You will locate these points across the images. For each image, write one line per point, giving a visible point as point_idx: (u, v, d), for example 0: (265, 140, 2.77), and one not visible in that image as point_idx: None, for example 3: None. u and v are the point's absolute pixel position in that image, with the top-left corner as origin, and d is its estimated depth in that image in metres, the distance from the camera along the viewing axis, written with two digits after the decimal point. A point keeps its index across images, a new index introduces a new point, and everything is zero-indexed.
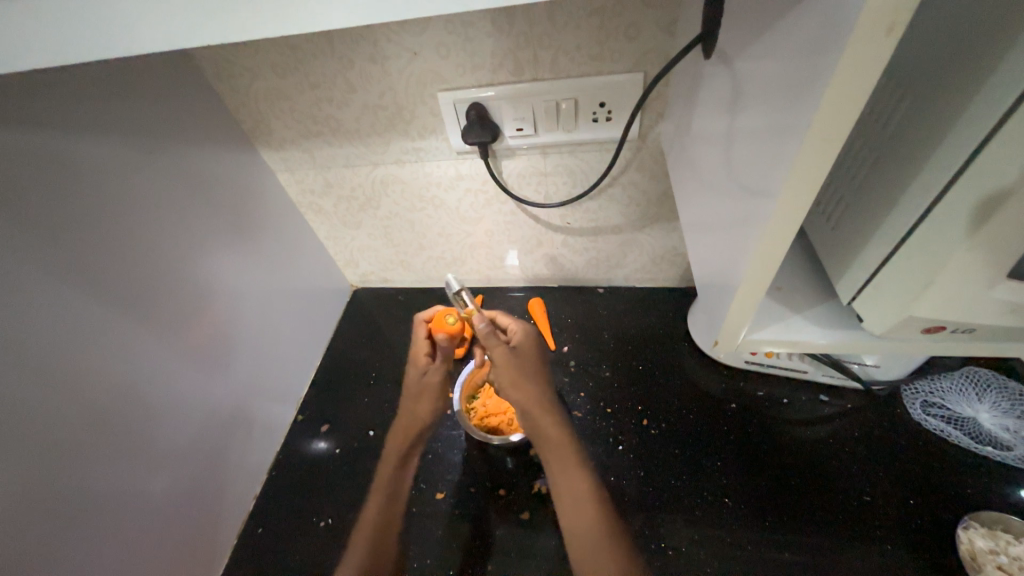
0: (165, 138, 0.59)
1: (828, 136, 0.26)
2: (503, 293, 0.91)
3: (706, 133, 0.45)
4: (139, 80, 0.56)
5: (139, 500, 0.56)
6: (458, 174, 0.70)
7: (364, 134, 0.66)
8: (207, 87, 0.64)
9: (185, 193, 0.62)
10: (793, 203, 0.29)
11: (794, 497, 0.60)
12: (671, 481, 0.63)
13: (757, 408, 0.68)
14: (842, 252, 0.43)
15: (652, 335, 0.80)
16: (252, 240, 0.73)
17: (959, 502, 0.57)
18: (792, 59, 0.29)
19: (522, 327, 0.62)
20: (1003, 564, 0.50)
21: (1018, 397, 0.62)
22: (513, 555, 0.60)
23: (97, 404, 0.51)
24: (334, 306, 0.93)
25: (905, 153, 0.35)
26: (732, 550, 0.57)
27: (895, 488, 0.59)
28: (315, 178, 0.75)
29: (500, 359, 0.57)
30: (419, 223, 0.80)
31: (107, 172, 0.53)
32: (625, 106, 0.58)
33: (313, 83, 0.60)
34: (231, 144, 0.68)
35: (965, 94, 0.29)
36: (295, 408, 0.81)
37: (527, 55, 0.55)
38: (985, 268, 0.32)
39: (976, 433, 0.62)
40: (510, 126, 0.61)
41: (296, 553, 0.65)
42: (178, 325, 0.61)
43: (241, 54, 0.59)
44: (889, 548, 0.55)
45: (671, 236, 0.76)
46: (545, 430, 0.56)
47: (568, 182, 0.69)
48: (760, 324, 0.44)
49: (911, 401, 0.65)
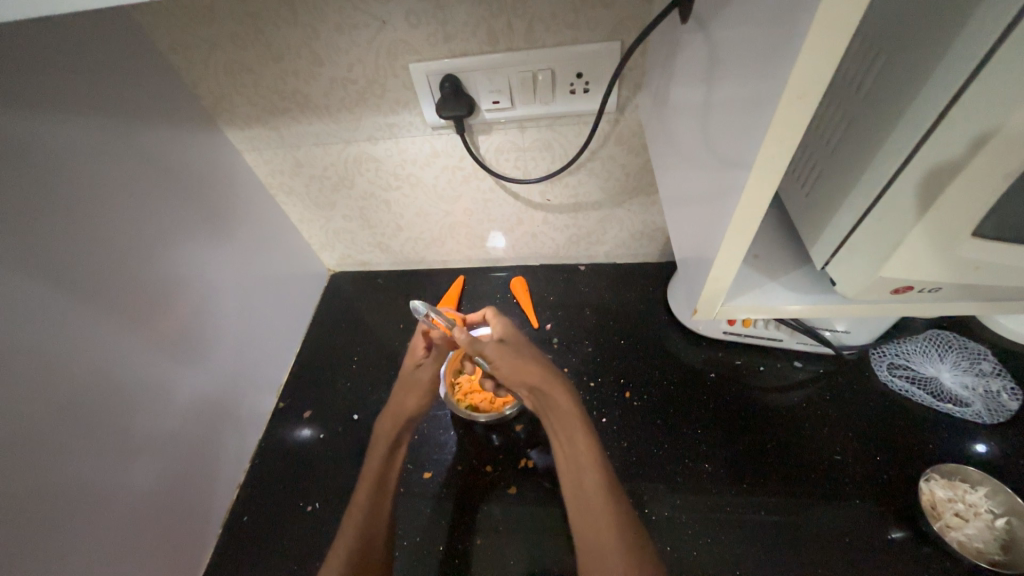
0: (122, 115, 0.56)
1: (802, 99, 0.26)
2: (483, 273, 0.90)
3: (684, 102, 0.44)
4: (88, 54, 0.52)
5: (114, 495, 0.54)
6: (434, 151, 0.68)
7: (334, 111, 0.64)
8: (160, 60, 0.59)
9: (145, 174, 0.59)
10: (768, 170, 0.29)
11: (769, 459, 0.62)
12: (654, 450, 0.65)
13: (733, 377, 0.70)
14: (815, 220, 0.43)
15: (634, 310, 0.81)
16: (220, 224, 0.70)
17: (922, 456, 0.60)
18: (767, 22, 0.28)
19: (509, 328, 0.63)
20: (960, 512, 0.54)
21: (976, 355, 0.66)
22: (502, 527, 0.61)
23: (62, 398, 0.49)
24: (311, 292, 0.91)
25: (874, 119, 0.35)
26: (714, 512, 0.59)
27: (863, 446, 0.62)
28: (285, 158, 0.72)
29: (497, 355, 0.58)
30: (396, 203, 0.78)
31: (60, 153, 0.49)
32: (603, 76, 0.57)
33: (276, 55, 0.57)
34: (192, 122, 0.64)
35: (933, 56, 0.30)
36: (275, 396, 0.80)
37: (501, 23, 0.53)
38: (949, 230, 0.33)
39: (938, 392, 0.65)
40: (486, 99, 0.60)
41: (284, 538, 0.65)
42: (150, 314, 0.59)
43: (194, 23, 0.55)
44: (859, 502, 0.58)
45: (650, 210, 0.76)
46: (558, 408, 0.57)
47: (547, 157, 0.68)
48: (737, 292, 0.45)
49: (879, 365, 0.68)
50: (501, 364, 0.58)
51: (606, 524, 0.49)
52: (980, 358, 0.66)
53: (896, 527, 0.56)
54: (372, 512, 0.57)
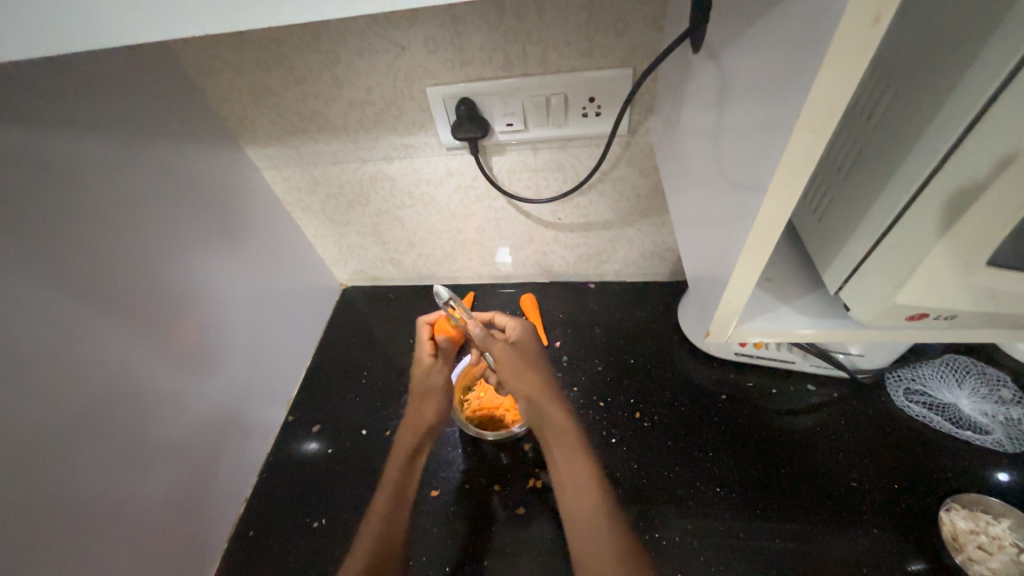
0: (150, 135, 0.58)
1: (815, 129, 0.26)
2: (493, 290, 0.91)
3: (696, 127, 0.45)
4: (120, 76, 0.55)
5: (125, 505, 0.54)
6: (448, 170, 0.69)
7: (352, 131, 0.65)
8: (188, 82, 0.62)
9: (167, 190, 0.60)
10: (780, 197, 0.30)
11: (783, 485, 0.61)
12: (664, 472, 0.64)
13: (745, 399, 0.69)
14: (829, 244, 0.43)
15: (645, 329, 0.80)
16: (238, 239, 0.72)
17: (941, 485, 0.59)
18: (779, 54, 0.29)
19: (521, 327, 0.63)
20: (984, 545, 0.53)
21: (995, 382, 0.65)
22: (509, 549, 0.60)
23: (80, 407, 0.50)
24: (324, 306, 0.92)
25: (888, 147, 0.36)
26: (725, 537, 0.58)
27: (880, 473, 0.60)
28: (303, 176, 0.74)
29: (501, 357, 0.59)
30: (409, 220, 0.79)
31: (90, 170, 0.52)
32: (615, 100, 0.58)
33: (299, 79, 0.60)
34: (214, 141, 0.66)
35: (946, 87, 0.30)
36: (285, 409, 0.80)
37: (516, 49, 0.54)
38: (965, 257, 0.33)
39: (957, 419, 0.64)
40: (500, 121, 0.61)
41: (289, 555, 0.65)
42: (165, 325, 0.60)
43: (222, 48, 0.58)
44: (876, 532, 0.56)
45: (661, 230, 0.76)
46: (551, 419, 0.57)
47: (558, 177, 0.69)
48: (749, 315, 0.45)
49: (895, 389, 0.67)
50: (503, 368, 0.58)
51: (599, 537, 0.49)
52: (999, 385, 0.64)
53: (915, 559, 0.54)
54: (391, 520, 0.58)
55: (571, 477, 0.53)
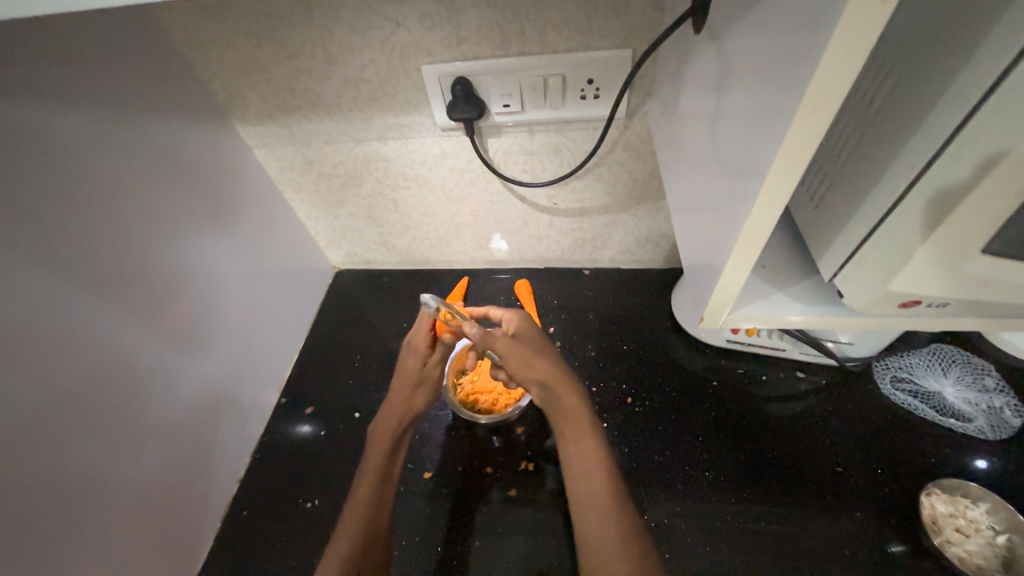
0: (137, 111, 0.56)
1: (816, 114, 0.26)
2: (488, 275, 0.91)
3: (695, 111, 0.45)
4: (105, 49, 0.53)
5: (116, 486, 0.54)
6: (443, 152, 0.68)
7: (345, 110, 0.64)
8: (175, 56, 0.60)
9: (156, 168, 0.59)
10: (778, 183, 0.30)
11: (770, 470, 0.62)
12: (655, 457, 0.65)
13: (735, 386, 0.70)
14: (823, 232, 0.43)
15: (637, 316, 0.81)
16: (229, 220, 0.71)
17: (923, 470, 0.60)
18: (781, 35, 0.28)
19: (519, 319, 0.62)
20: (961, 527, 0.54)
21: (980, 371, 0.66)
22: (501, 530, 0.61)
23: (69, 388, 0.49)
24: (316, 289, 0.92)
25: (887, 134, 0.35)
26: (713, 520, 0.59)
27: (864, 459, 0.62)
28: (294, 155, 0.73)
29: (506, 351, 0.57)
30: (403, 203, 0.78)
31: (76, 146, 0.50)
32: (614, 83, 0.57)
33: (290, 54, 0.58)
34: (203, 118, 0.65)
35: (948, 74, 0.30)
36: (277, 392, 0.80)
37: (514, 28, 0.53)
38: (958, 246, 0.33)
39: (941, 406, 0.65)
40: (496, 103, 0.60)
41: (283, 535, 0.65)
42: (155, 306, 0.59)
43: (210, 20, 0.56)
44: (860, 515, 0.58)
45: (657, 217, 0.76)
46: (566, 406, 0.56)
47: (555, 161, 0.68)
48: (743, 302, 0.45)
49: (882, 377, 0.68)
50: (510, 360, 0.57)
51: (609, 523, 0.49)
52: (983, 373, 0.66)
53: (895, 541, 0.56)
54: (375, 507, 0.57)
55: (584, 463, 0.53)
